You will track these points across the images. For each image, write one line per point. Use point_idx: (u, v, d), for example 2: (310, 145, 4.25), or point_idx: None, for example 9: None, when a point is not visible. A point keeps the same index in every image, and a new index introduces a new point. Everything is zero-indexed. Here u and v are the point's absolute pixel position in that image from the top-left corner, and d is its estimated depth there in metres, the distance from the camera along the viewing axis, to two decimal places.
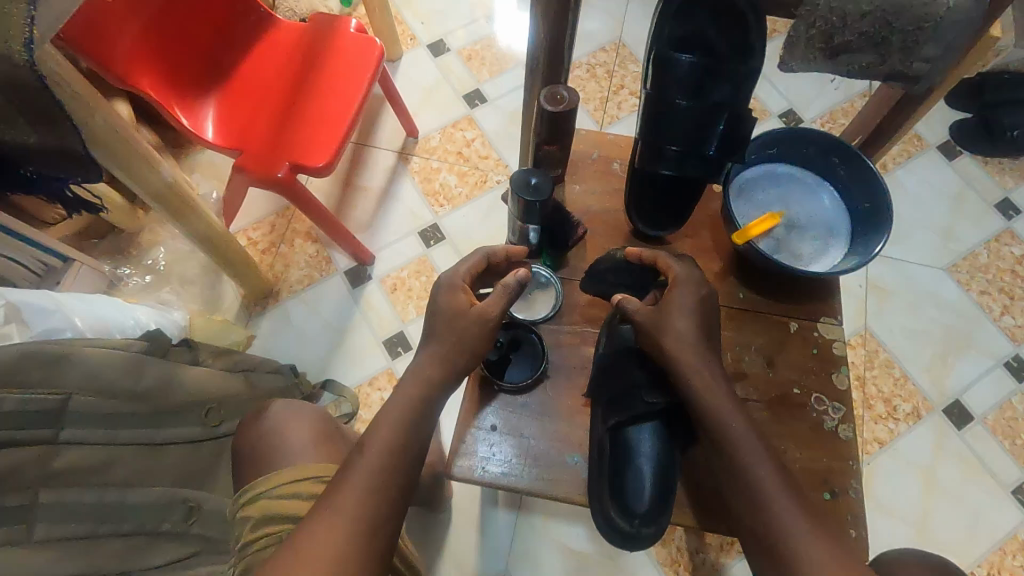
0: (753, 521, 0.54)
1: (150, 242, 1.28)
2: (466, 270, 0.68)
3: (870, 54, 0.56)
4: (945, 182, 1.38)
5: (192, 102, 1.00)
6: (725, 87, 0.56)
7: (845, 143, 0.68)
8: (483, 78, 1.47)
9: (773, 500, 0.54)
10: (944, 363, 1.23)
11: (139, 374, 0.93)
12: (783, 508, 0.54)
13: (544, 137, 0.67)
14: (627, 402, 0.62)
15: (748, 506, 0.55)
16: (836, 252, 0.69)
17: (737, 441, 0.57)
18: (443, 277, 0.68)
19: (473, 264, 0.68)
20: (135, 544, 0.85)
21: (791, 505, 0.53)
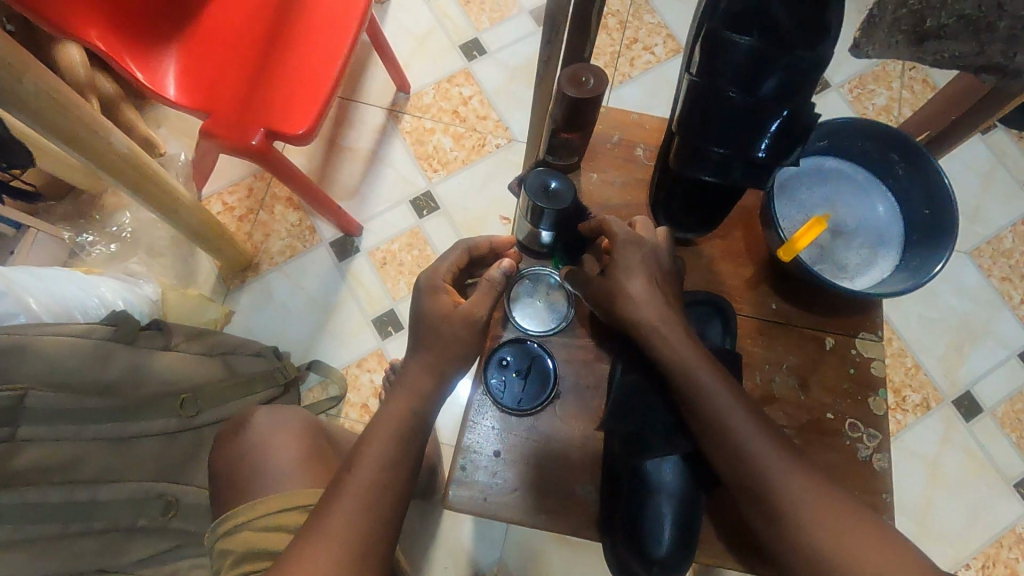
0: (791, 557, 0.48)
1: (115, 206, 1.17)
2: (447, 268, 0.60)
3: (966, 42, 0.46)
4: (976, 158, 1.29)
5: (149, 52, 0.87)
6: (783, 82, 0.47)
7: (909, 138, 0.59)
8: (482, 26, 1.33)
9: (809, 534, 0.48)
10: (958, 353, 1.19)
11: (106, 364, 0.86)
12: (823, 543, 0.47)
13: (562, 124, 0.59)
14: (642, 441, 0.55)
15: (782, 541, 0.49)
16: (886, 263, 0.61)
17: (777, 492, 0.49)
18: (422, 279, 0.60)
19: (454, 260, 0.61)
20: (109, 542, 0.82)
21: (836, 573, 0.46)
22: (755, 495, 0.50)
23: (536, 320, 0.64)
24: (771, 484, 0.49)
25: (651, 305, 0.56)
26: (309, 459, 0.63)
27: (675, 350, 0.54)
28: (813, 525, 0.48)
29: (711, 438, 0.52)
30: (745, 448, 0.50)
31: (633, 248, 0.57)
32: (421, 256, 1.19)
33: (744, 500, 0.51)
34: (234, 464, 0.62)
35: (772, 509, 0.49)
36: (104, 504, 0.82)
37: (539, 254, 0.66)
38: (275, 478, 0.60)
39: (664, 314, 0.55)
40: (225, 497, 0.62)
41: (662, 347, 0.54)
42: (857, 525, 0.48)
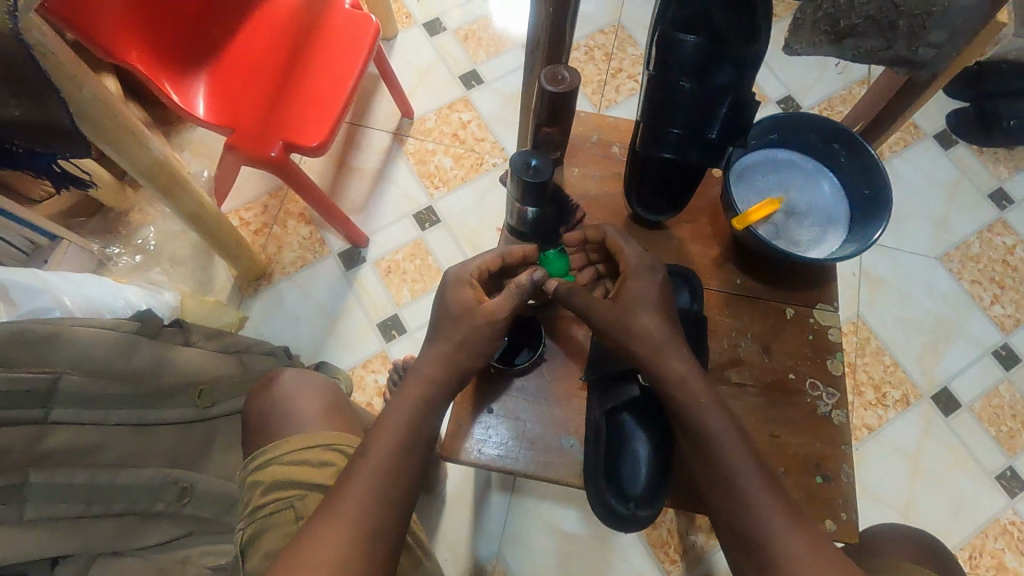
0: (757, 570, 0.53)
1: (139, 222, 1.26)
2: (476, 266, 0.67)
3: (876, 39, 0.56)
4: (940, 172, 1.39)
5: (182, 77, 0.98)
6: (727, 75, 0.56)
7: (847, 129, 0.68)
8: (479, 59, 1.45)
9: (785, 546, 0.53)
10: (934, 352, 1.25)
11: (130, 354, 0.93)
12: (800, 558, 0.52)
13: (544, 119, 0.67)
14: (616, 391, 0.65)
15: (756, 557, 0.54)
16: (833, 239, 0.69)
17: (716, 433, 0.58)
18: (452, 272, 0.67)
19: (483, 259, 0.67)
20: (127, 525, 0.85)
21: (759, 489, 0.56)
22: (737, 515, 0.55)
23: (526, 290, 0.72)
24: (756, 503, 0.55)
25: (659, 326, 0.62)
26: (328, 413, 0.72)
27: (685, 381, 0.60)
28: (791, 543, 0.53)
29: (707, 457, 0.58)
30: (738, 471, 0.56)
31: (641, 278, 0.64)
32: (423, 265, 1.27)
33: (721, 518, 0.57)
34: (264, 414, 0.71)
35: (752, 527, 0.54)
36: (120, 488, 0.85)
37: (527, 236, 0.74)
38: (301, 424, 0.69)
39: (669, 336, 0.62)
40: (257, 443, 0.70)
41: (675, 383, 0.60)
42: (818, 551, 0.53)
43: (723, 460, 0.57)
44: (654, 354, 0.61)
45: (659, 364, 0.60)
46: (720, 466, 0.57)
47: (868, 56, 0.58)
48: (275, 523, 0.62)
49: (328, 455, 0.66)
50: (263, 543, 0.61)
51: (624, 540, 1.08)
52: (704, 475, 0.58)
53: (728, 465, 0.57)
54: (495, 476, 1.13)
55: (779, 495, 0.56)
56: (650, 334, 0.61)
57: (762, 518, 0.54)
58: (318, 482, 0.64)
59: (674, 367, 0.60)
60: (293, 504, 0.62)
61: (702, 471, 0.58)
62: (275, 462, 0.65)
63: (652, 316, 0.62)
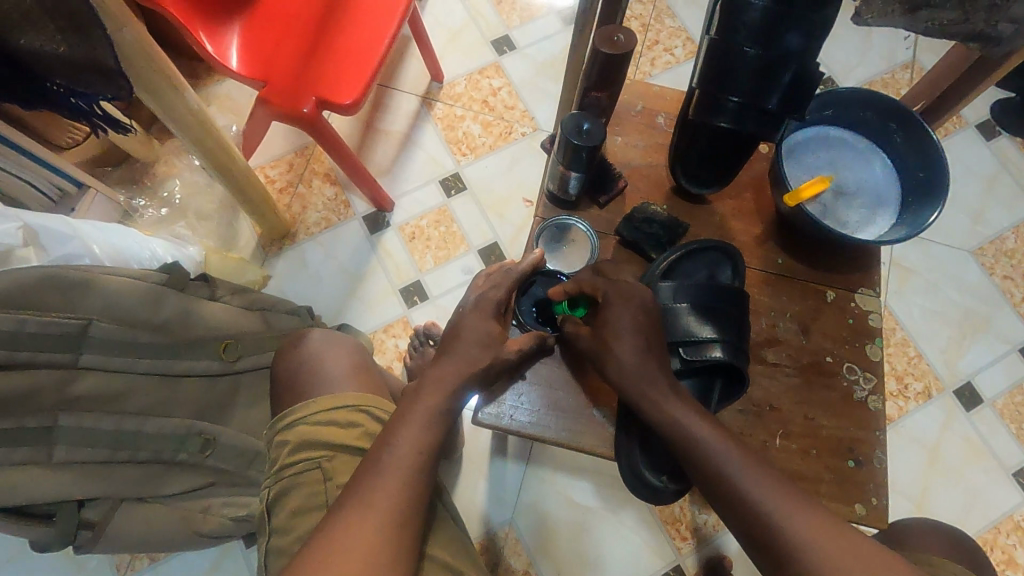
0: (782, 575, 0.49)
1: (166, 174, 1.24)
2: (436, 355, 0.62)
3: (954, 10, 0.52)
4: (980, 163, 1.35)
5: (215, 26, 0.96)
6: (794, 42, 0.54)
7: (907, 108, 0.66)
8: (512, 24, 1.42)
9: (796, 537, 0.49)
10: (960, 345, 1.23)
11: (158, 305, 0.90)
12: (815, 543, 0.48)
13: (595, 82, 0.65)
14: None
15: (781, 563, 0.49)
16: (882, 222, 0.67)
17: (690, 444, 0.56)
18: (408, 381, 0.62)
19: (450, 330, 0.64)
20: (152, 472, 0.86)
21: (754, 486, 0.52)
22: (747, 523, 0.51)
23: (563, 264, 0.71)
24: (756, 501, 0.52)
25: (636, 357, 0.60)
26: (356, 371, 0.70)
27: (659, 403, 0.58)
28: (810, 537, 0.49)
29: (700, 471, 0.55)
30: (735, 477, 0.53)
31: (622, 303, 0.61)
32: (448, 233, 1.26)
33: (736, 527, 0.53)
34: (292, 370, 0.70)
35: (762, 528, 0.51)
36: (147, 436, 0.84)
37: (568, 204, 0.72)
38: (328, 380, 0.67)
39: (647, 362, 0.60)
40: (286, 399, 0.69)
41: (649, 405, 0.58)
42: (839, 539, 0.48)
43: (716, 473, 0.54)
44: (635, 384, 0.59)
45: (634, 396, 0.59)
46: (713, 476, 0.54)
47: (944, 29, 0.55)
48: (302, 483, 0.59)
49: (357, 416, 0.62)
50: (290, 502, 0.58)
51: (635, 515, 1.09)
52: (706, 491, 0.55)
53: (717, 472, 0.54)
54: (511, 445, 1.14)
55: (783, 486, 0.52)
56: (626, 369, 0.60)
57: (768, 516, 0.51)
58: (347, 443, 0.60)
59: (651, 393, 0.59)
60: (321, 465, 0.59)
61: (701, 489, 0.55)
62: (302, 420, 0.61)
63: (627, 347, 0.60)
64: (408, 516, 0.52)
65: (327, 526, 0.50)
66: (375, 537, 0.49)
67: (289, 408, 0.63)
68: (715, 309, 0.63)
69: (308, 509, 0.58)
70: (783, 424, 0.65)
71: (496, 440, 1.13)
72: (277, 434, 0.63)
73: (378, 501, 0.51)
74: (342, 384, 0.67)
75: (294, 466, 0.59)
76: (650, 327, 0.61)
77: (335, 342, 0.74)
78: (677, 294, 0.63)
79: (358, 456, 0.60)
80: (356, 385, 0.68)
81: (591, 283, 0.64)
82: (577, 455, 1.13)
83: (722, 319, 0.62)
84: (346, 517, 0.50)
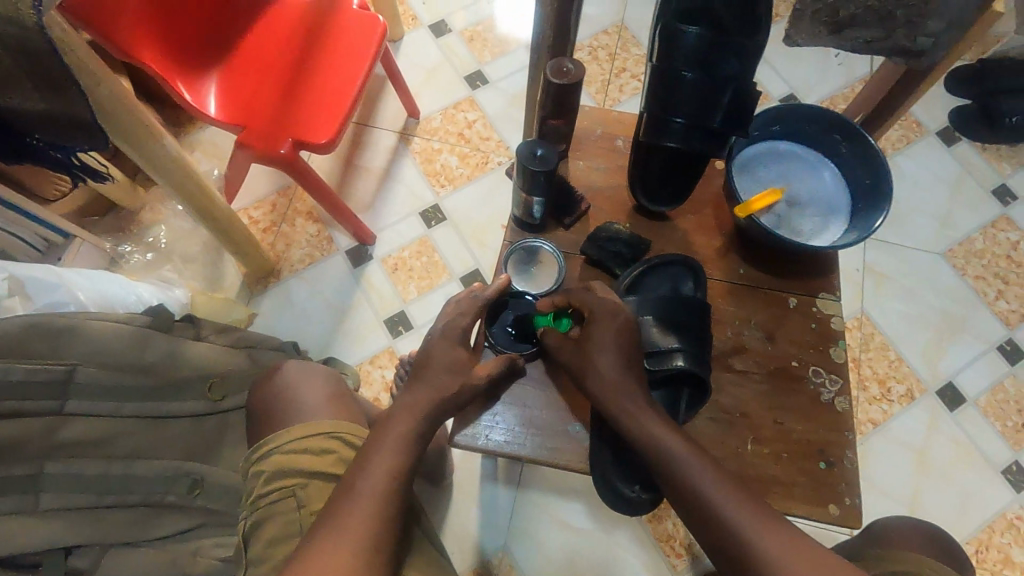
0: None
1: (151, 220, 1.27)
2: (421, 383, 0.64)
3: (876, 28, 0.56)
4: (943, 168, 1.40)
5: (193, 76, 1.00)
6: (731, 64, 0.57)
7: (849, 120, 0.69)
8: (484, 59, 1.47)
9: (757, 549, 0.50)
10: (939, 346, 1.25)
11: (143, 349, 0.91)
12: (785, 558, 0.49)
13: (550, 112, 0.69)
14: None
15: None
16: (835, 229, 0.70)
17: (668, 460, 0.57)
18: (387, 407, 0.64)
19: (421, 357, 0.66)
20: (137, 516, 0.84)
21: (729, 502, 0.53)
22: (722, 540, 0.52)
23: (529, 283, 0.73)
24: (722, 513, 0.53)
25: (615, 370, 0.62)
26: (331, 399, 0.71)
27: (635, 416, 0.60)
28: (780, 553, 0.49)
29: (676, 487, 0.56)
30: (710, 494, 0.54)
31: (604, 319, 0.64)
32: (430, 262, 1.28)
33: (711, 544, 0.54)
34: (269, 401, 0.71)
35: (735, 545, 0.51)
36: (136, 479, 0.85)
37: (534, 227, 0.75)
38: (305, 409, 0.69)
39: (624, 378, 0.62)
40: (262, 430, 0.70)
41: (626, 418, 0.60)
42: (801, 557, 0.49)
43: (691, 489, 0.55)
44: (612, 394, 0.61)
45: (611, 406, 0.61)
46: (682, 486, 0.56)
47: (870, 45, 0.58)
48: (278, 511, 0.60)
49: (331, 443, 0.63)
50: (267, 530, 0.59)
51: (629, 535, 1.09)
52: (682, 508, 0.56)
53: (692, 488, 0.55)
54: (501, 469, 1.14)
55: (753, 502, 0.53)
56: (606, 381, 0.62)
57: (741, 533, 0.51)
58: (321, 470, 0.62)
59: (627, 403, 0.61)
60: (296, 493, 0.60)
61: (671, 497, 0.58)
62: (276, 449, 0.63)
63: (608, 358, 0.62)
64: (382, 540, 0.52)
65: (301, 554, 0.50)
66: (350, 562, 0.49)
67: (265, 438, 0.63)
68: (678, 322, 0.65)
69: (285, 537, 0.59)
70: (755, 430, 0.67)
71: (485, 465, 1.13)
72: (254, 464, 0.63)
73: (350, 525, 0.52)
74: (318, 412, 0.68)
75: (269, 494, 0.60)
76: (630, 342, 0.63)
77: (310, 372, 0.75)
78: (641, 308, 0.66)
79: (332, 483, 0.61)
80: (333, 413, 0.69)
81: (579, 299, 0.67)
82: (567, 477, 1.13)
83: (684, 332, 0.64)
84: (319, 543, 0.51)
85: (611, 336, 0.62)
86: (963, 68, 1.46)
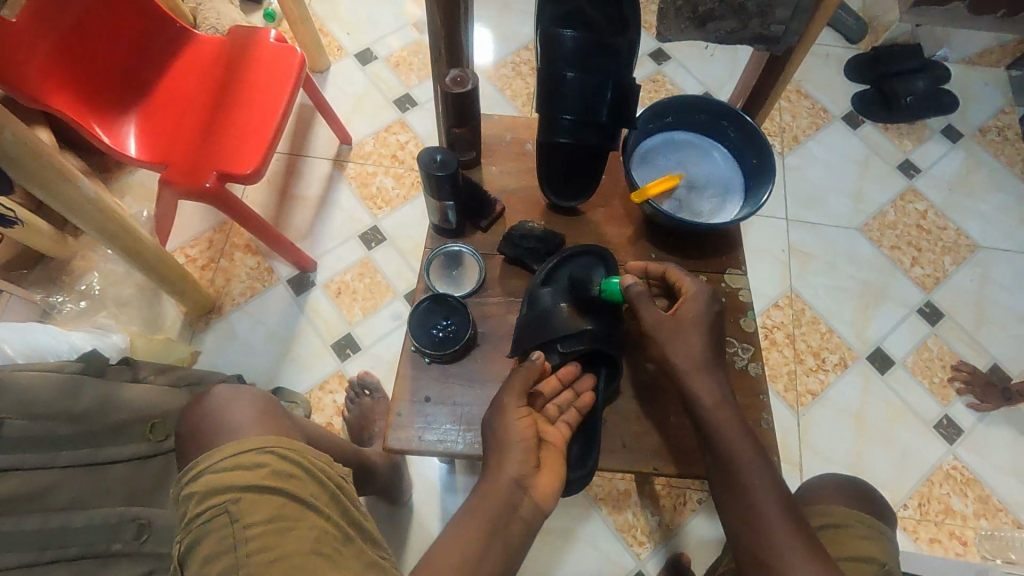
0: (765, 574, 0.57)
1: (83, 268, 1.25)
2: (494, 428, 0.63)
3: (732, 20, 0.62)
4: (852, 149, 1.49)
5: (110, 119, 1.00)
6: (607, 62, 0.62)
7: (731, 107, 0.74)
8: (411, 82, 1.51)
9: (785, 554, 0.57)
10: (865, 315, 1.32)
11: (77, 396, 0.84)
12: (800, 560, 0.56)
13: (454, 121, 0.74)
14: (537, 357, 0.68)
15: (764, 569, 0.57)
16: (731, 208, 0.75)
17: (734, 447, 0.62)
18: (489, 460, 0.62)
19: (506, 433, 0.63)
20: (82, 570, 0.73)
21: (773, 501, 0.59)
22: (751, 527, 0.59)
23: (451, 286, 0.75)
24: (764, 517, 0.59)
25: (702, 351, 0.65)
26: (264, 417, 0.72)
27: (718, 405, 0.64)
28: (798, 554, 0.56)
29: (730, 473, 0.62)
30: (753, 489, 0.60)
31: (700, 302, 0.67)
32: (373, 283, 1.30)
33: (737, 529, 0.60)
34: (199, 423, 0.71)
35: (759, 539, 0.58)
36: (77, 531, 0.74)
37: (454, 232, 0.78)
38: (233, 429, 0.69)
39: (706, 363, 0.65)
40: (193, 453, 0.70)
41: (710, 404, 0.64)
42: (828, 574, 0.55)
43: (741, 478, 0.61)
44: (692, 375, 0.65)
45: (693, 388, 0.64)
46: (737, 476, 0.61)
47: (732, 35, 0.64)
48: (210, 530, 0.59)
49: (265, 458, 0.64)
50: (202, 549, 0.59)
51: (591, 530, 1.10)
52: (726, 489, 0.62)
53: (744, 478, 0.61)
54: (460, 480, 1.15)
55: (786, 506, 0.59)
56: (684, 368, 0.65)
57: (770, 529, 0.58)
58: (252, 483, 0.62)
59: (705, 388, 0.64)
60: (228, 508, 0.60)
61: (717, 477, 0.63)
62: (208, 469, 0.63)
63: (688, 344, 0.65)
64: None
65: None
66: None
67: (197, 459, 0.64)
68: (591, 315, 0.68)
69: (218, 554, 0.58)
70: (675, 405, 0.72)
71: (444, 477, 1.14)
72: (185, 487, 0.63)
73: None
74: (247, 429, 0.69)
75: (203, 513, 0.60)
76: (715, 330, 0.67)
77: (242, 395, 0.76)
78: (556, 297, 0.69)
79: (266, 494, 0.61)
80: (264, 429, 0.70)
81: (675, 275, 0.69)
82: None
83: (594, 323, 0.68)
84: None
85: (705, 317, 0.66)
86: (859, 57, 1.57)
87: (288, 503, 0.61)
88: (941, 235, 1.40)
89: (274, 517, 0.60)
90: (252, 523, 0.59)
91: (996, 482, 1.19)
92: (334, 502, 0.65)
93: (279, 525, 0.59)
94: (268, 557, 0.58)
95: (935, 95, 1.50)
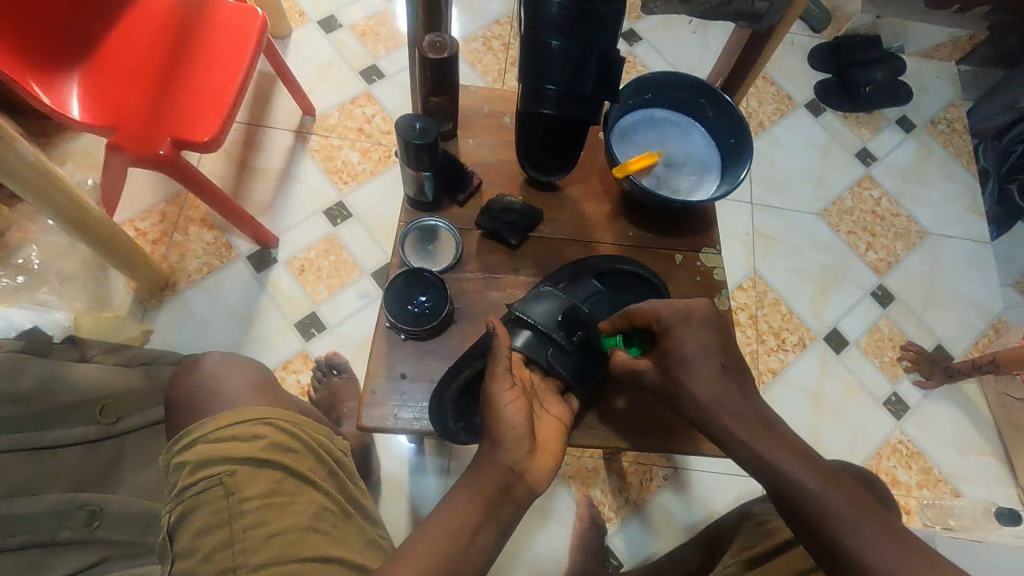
0: (818, 533, 0.55)
1: (20, 240, 1.15)
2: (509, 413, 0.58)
3: None
4: (814, 136, 1.53)
5: (51, 78, 0.92)
6: (590, 31, 0.60)
7: (711, 85, 0.75)
8: (378, 53, 1.45)
9: (826, 504, 0.55)
10: (823, 297, 1.37)
11: (15, 376, 0.72)
12: (844, 509, 0.55)
13: (431, 88, 0.72)
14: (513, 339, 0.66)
15: (818, 530, 0.55)
16: (708, 186, 0.75)
17: (738, 418, 0.61)
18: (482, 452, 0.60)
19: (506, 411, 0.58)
20: (27, 560, 0.67)
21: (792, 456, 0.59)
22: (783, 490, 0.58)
23: (426, 259, 0.73)
24: (789, 473, 0.58)
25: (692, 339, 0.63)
26: (259, 388, 0.69)
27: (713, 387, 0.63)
28: (836, 502, 0.55)
29: (741, 445, 0.61)
30: (770, 454, 0.59)
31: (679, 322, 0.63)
32: (339, 261, 1.25)
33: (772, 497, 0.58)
34: (187, 393, 0.67)
35: (798, 498, 0.57)
36: (18, 519, 0.67)
37: (429, 206, 0.76)
38: (230, 398, 0.66)
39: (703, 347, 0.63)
40: (180, 422, 0.66)
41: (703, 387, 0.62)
42: (869, 515, 0.54)
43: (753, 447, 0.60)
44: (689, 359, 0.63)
45: (688, 370, 0.63)
46: (767, 463, 0.59)
47: None
48: (204, 502, 0.57)
49: (262, 429, 0.61)
50: (194, 522, 0.57)
51: (560, 508, 1.11)
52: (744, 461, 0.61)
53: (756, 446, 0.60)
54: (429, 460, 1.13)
55: (802, 454, 0.59)
56: (677, 371, 0.63)
57: (801, 484, 0.57)
58: (252, 455, 0.59)
59: (700, 370, 0.62)
60: (223, 480, 0.58)
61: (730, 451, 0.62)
62: (202, 438, 0.60)
63: (679, 350, 0.63)
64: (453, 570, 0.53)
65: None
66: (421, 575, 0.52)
67: (192, 425, 0.60)
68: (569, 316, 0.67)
69: (213, 527, 0.57)
70: None
71: (413, 457, 1.12)
72: (175, 455, 0.60)
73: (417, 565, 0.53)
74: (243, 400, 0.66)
75: (196, 485, 0.57)
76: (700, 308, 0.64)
77: (236, 363, 0.72)
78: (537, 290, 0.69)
79: (264, 467, 0.59)
80: (259, 400, 0.67)
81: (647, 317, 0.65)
82: None
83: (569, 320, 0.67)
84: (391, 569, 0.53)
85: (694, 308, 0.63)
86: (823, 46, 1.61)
87: (286, 478, 0.60)
88: (893, 221, 1.46)
89: (273, 491, 0.59)
90: (249, 498, 0.58)
91: (938, 455, 1.26)
92: (331, 475, 0.64)
93: (276, 501, 0.58)
94: (265, 533, 0.57)
95: (893, 85, 1.55)
